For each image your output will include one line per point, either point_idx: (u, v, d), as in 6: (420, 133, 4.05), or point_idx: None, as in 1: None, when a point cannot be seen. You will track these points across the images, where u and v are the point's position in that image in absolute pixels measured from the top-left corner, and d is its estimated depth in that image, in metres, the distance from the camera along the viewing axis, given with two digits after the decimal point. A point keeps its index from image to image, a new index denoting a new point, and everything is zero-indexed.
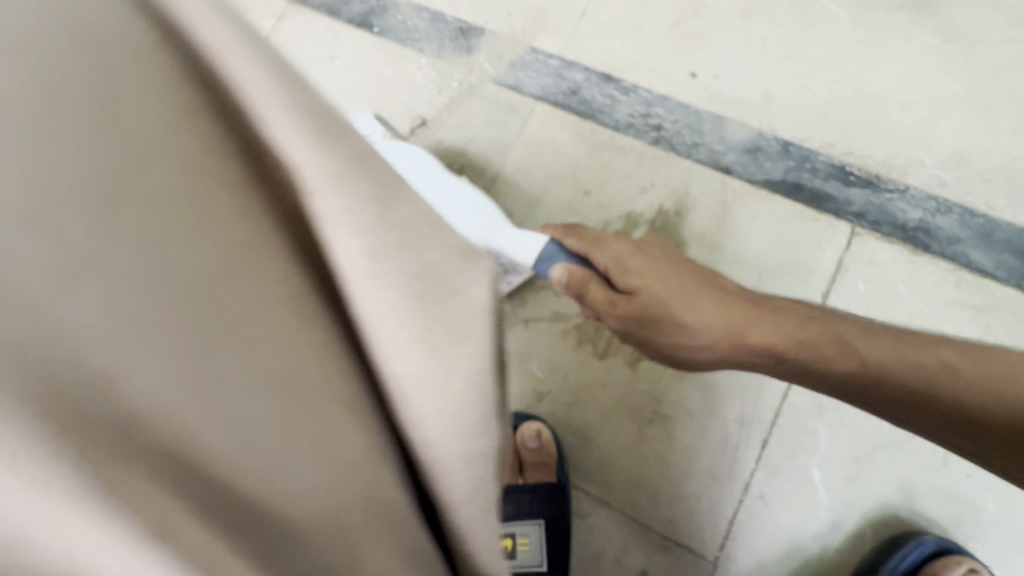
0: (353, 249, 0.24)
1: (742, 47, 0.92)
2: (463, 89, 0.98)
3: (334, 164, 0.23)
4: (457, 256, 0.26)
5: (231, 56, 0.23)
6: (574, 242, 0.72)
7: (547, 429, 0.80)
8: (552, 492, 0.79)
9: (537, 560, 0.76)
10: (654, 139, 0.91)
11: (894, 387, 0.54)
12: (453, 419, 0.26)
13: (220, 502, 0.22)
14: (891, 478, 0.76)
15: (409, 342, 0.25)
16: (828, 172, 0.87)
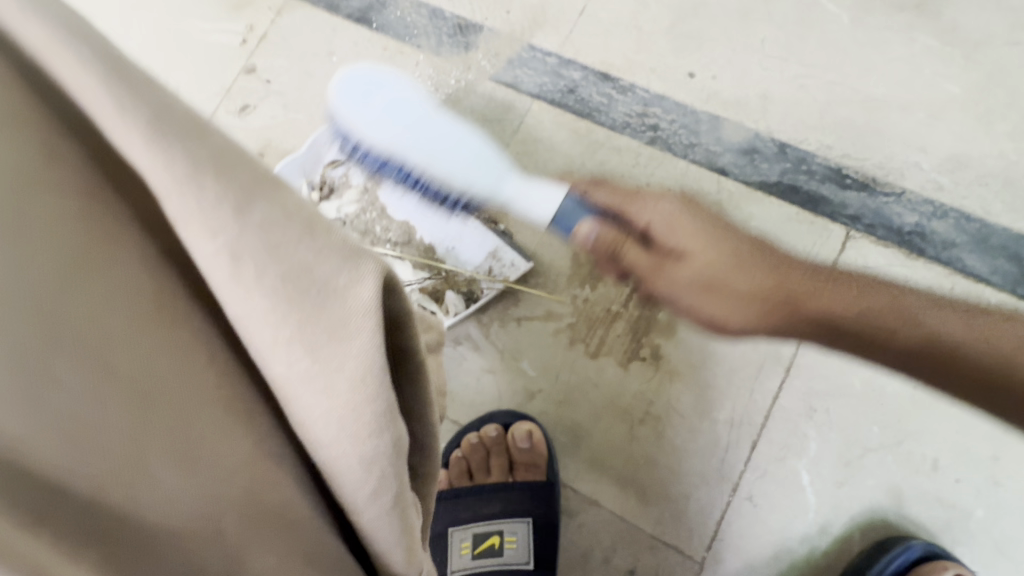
0: (211, 249, 0.23)
1: (741, 47, 0.92)
2: (460, 86, 0.98)
3: (180, 161, 0.23)
4: (338, 249, 0.23)
5: (65, 66, 0.23)
6: (604, 195, 0.63)
7: (538, 430, 0.81)
8: (539, 491, 0.79)
9: (524, 558, 0.77)
10: (650, 139, 0.91)
11: (920, 342, 0.59)
12: (339, 425, 0.25)
13: (61, 512, 0.21)
14: (881, 482, 0.76)
15: (279, 343, 0.24)
16: (824, 175, 0.86)
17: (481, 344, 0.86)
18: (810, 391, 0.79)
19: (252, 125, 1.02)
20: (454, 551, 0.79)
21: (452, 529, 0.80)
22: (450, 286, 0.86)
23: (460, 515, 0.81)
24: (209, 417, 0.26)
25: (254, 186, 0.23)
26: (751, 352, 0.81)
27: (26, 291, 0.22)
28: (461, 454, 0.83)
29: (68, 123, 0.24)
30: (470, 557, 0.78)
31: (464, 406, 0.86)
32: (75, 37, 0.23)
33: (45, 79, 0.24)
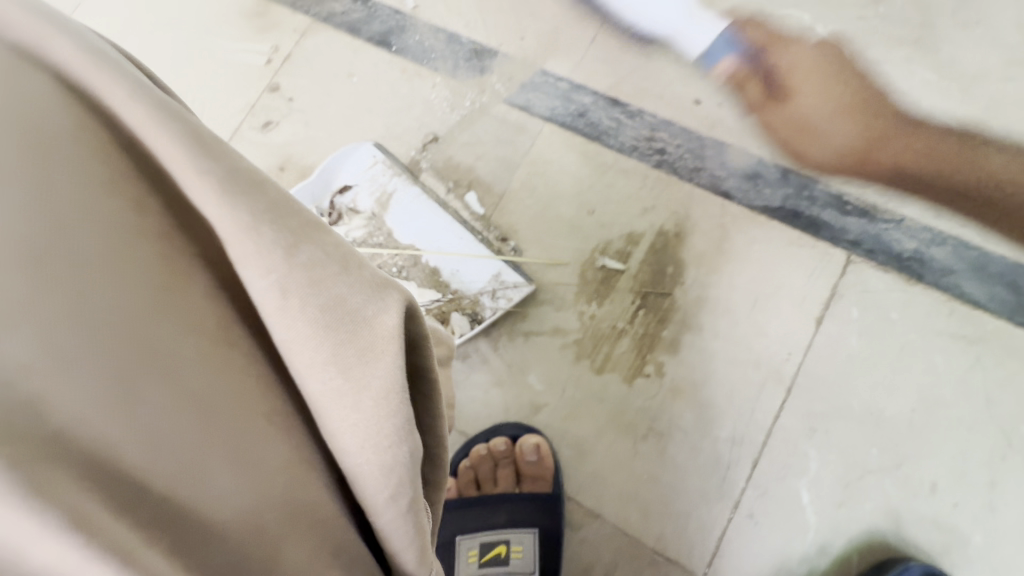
0: (265, 286, 0.28)
1: (745, 77, 0.95)
2: (475, 108, 1.02)
3: (242, 213, 0.28)
4: (369, 286, 0.29)
5: (151, 133, 0.28)
6: None
7: (546, 443, 0.83)
8: (546, 503, 0.81)
9: (529, 568, 0.78)
10: (656, 163, 0.94)
11: None
12: (364, 430, 0.30)
13: (145, 502, 0.25)
14: (879, 504, 0.77)
15: (320, 364, 0.29)
16: (825, 201, 0.89)
17: (490, 357, 0.89)
18: (811, 412, 0.81)
19: (274, 141, 1.06)
20: (461, 560, 0.80)
21: (459, 538, 0.81)
22: (454, 307, 0.90)
23: (467, 524, 0.82)
24: (254, 428, 0.30)
25: (300, 234, 0.29)
26: (753, 371, 0.83)
27: (106, 316, 0.26)
28: (469, 463, 0.85)
29: (145, 179, 0.29)
30: (477, 564, 0.79)
31: (472, 417, 0.88)
32: (150, 105, 0.28)
33: (130, 142, 0.29)
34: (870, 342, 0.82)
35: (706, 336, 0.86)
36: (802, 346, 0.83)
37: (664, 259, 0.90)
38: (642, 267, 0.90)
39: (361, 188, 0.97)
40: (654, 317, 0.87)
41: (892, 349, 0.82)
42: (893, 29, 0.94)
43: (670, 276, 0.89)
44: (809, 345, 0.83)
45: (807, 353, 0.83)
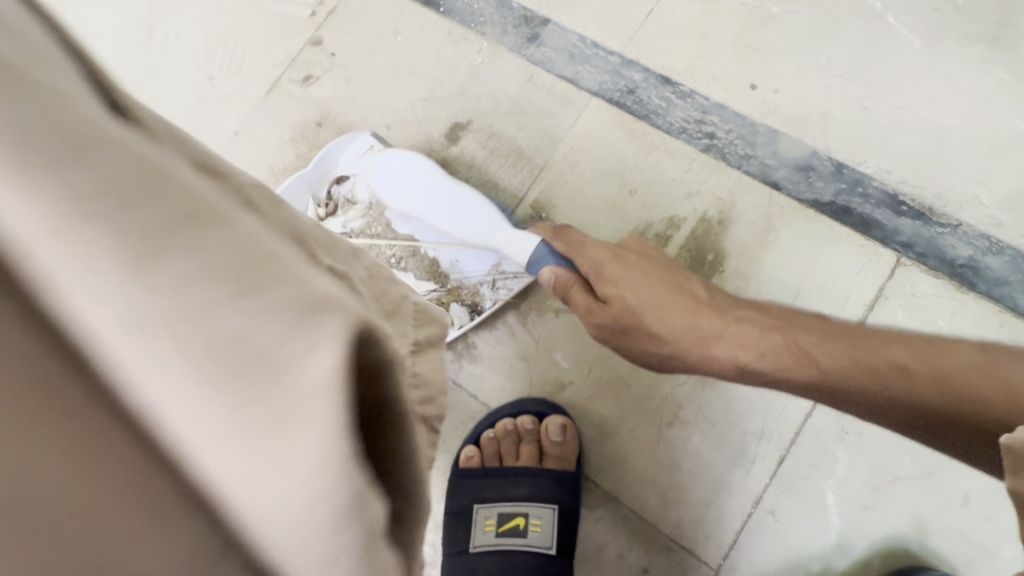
0: (116, 326, 0.19)
1: (807, 64, 0.91)
2: (520, 76, 0.98)
3: (61, 213, 0.19)
4: (288, 312, 0.20)
5: None
6: (560, 244, 0.73)
7: (572, 426, 0.82)
8: (567, 482, 0.81)
9: (545, 542, 0.79)
10: (704, 147, 0.91)
11: (865, 383, 0.58)
12: (281, 534, 0.20)
13: None
14: (906, 512, 0.76)
15: (211, 439, 0.20)
16: (879, 199, 0.85)
17: (517, 331, 0.87)
18: (844, 413, 0.79)
19: (314, 96, 1.04)
20: (478, 527, 0.82)
21: (477, 506, 0.83)
22: (453, 298, 0.87)
23: (486, 494, 0.83)
24: (113, 526, 0.20)
25: (190, 243, 0.20)
26: None
27: None
28: (493, 436, 0.85)
29: None
30: (495, 534, 0.81)
31: (494, 390, 0.87)
32: None
33: None
34: None
35: None
36: None
37: (704, 246, 0.87)
38: (681, 253, 0.87)
39: (358, 179, 0.93)
40: None
41: None
42: (968, 24, 0.89)
43: (709, 264, 0.86)
44: None
45: None
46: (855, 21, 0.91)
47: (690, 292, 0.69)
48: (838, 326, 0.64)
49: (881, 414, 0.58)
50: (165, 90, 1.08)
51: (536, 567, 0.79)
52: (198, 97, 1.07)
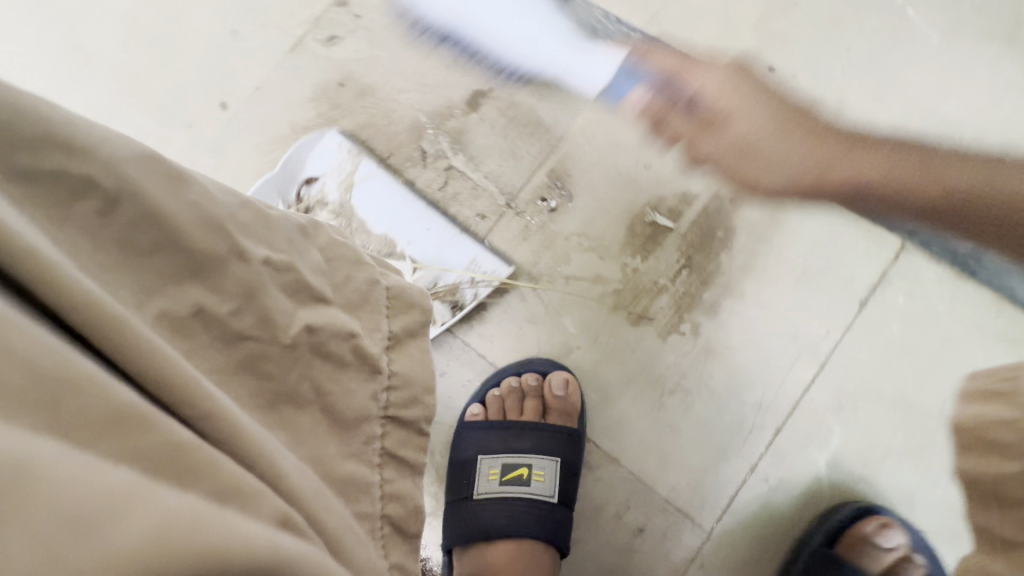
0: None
1: (825, 52, 0.93)
2: (543, 48, 0.99)
3: None
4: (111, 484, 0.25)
5: None
6: (657, 56, 0.95)
7: (575, 381, 0.85)
8: (571, 437, 0.83)
9: (548, 492, 0.80)
10: (721, 127, 0.92)
11: (936, 195, 0.83)
12: None
13: None
14: (892, 485, 0.79)
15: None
16: (887, 188, 0.86)
17: (527, 295, 0.89)
18: (841, 390, 0.81)
19: (335, 55, 1.04)
20: (481, 476, 0.82)
21: (481, 457, 0.83)
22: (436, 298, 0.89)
23: (491, 445, 0.84)
24: None
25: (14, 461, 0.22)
26: (788, 343, 0.83)
27: None
28: (499, 394, 0.86)
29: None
30: (498, 483, 0.81)
31: (502, 351, 0.89)
32: None
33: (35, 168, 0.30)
34: (913, 331, 0.82)
35: (745, 304, 0.86)
36: (843, 326, 0.83)
37: (715, 222, 0.89)
38: (693, 228, 0.89)
39: (328, 177, 0.97)
40: (697, 278, 0.87)
41: (931, 340, 0.82)
42: (985, 22, 0.90)
43: (719, 240, 0.88)
44: (849, 325, 0.83)
45: (845, 333, 0.83)
46: (876, 12, 0.92)
47: (804, 126, 0.91)
48: (932, 151, 0.88)
49: (941, 220, 0.83)
50: (185, 41, 1.08)
51: (537, 516, 0.79)
52: (220, 50, 1.07)
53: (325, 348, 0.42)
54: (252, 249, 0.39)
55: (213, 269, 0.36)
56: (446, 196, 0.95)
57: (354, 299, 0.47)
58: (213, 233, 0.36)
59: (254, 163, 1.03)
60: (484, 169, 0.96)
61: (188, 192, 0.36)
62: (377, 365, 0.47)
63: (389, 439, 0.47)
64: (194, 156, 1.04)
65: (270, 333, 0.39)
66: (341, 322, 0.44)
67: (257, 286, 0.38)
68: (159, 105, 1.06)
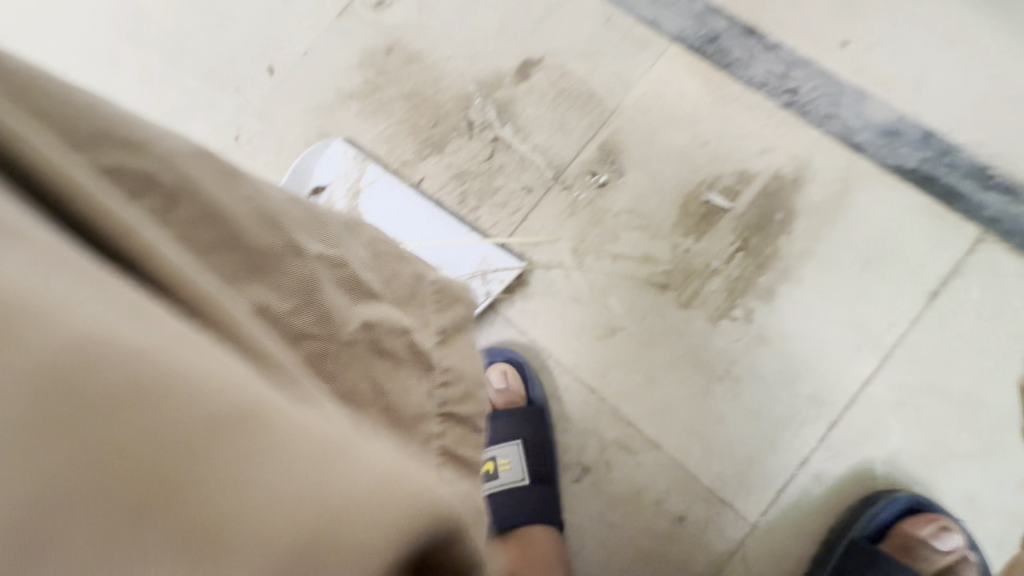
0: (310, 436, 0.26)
1: (904, 23, 0.86)
2: (598, 16, 0.95)
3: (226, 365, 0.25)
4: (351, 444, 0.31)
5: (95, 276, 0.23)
6: None
7: (510, 367, 0.85)
8: (529, 416, 0.82)
9: (518, 475, 0.80)
10: (786, 103, 0.87)
11: None
12: None
13: None
14: (959, 490, 0.74)
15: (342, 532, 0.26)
16: (966, 171, 0.81)
17: (573, 273, 0.87)
18: (904, 385, 0.77)
19: (384, 21, 1.02)
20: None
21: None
22: None
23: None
24: None
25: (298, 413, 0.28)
26: (849, 333, 0.79)
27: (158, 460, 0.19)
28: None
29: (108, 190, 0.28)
30: None
31: (543, 329, 0.86)
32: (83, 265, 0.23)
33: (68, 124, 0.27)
34: (987, 326, 0.77)
35: (803, 290, 0.81)
36: (909, 318, 0.78)
37: (774, 203, 0.85)
38: (750, 209, 0.85)
39: (335, 185, 0.94)
40: (753, 261, 0.83)
41: (1005, 337, 0.76)
42: None
43: (778, 223, 0.84)
44: (916, 318, 0.78)
45: (911, 326, 0.78)
46: None
47: None
48: None
49: None
50: (237, 5, 1.07)
51: (522, 501, 0.79)
52: (269, 14, 1.06)
53: (381, 343, 0.39)
54: (307, 244, 0.37)
55: (274, 264, 0.34)
56: (492, 167, 0.93)
57: (401, 293, 0.44)
58: (271, 229, 0.35)
59: (298, 130, 1.02)
60: (532, 141, 0.93)
61: (240, 190, 0.34)
62: (431, 360, 0.44)
63: (448, 436, 0.43)
64: (240, 122, 1.03)
65: (329, 331, 0.36)
66: (395, 317, 0.41)
67: (315, 285, 0.36)
68: (208, 69, 1.06)
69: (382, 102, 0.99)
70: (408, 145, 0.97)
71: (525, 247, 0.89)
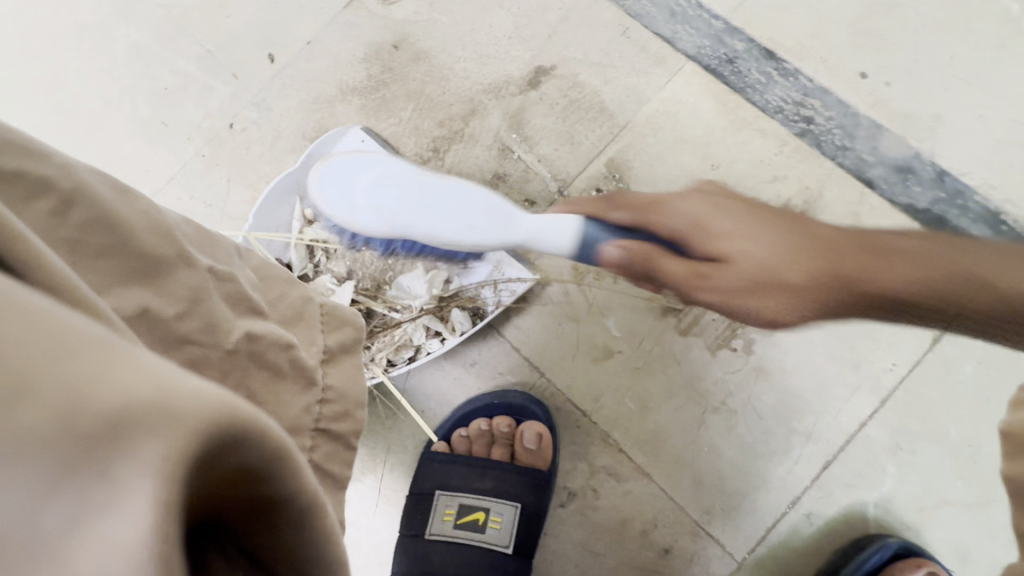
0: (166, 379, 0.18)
1: (927, 60, 0.84)
2: (614, 28, 0.92)
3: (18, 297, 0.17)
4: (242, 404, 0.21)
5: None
6: (622, 215, 0.62)
7: (548, 434, 0.81)
8: (536, 484, 0.79)
9: (503, 541, 0.78)
10: (800, 131, 0.85)
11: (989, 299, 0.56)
12: None
13: None
14: (948, 537, 0.73)
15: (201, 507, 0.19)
16: (978, 216, 0.80)
17: (571, 290, 0.84)
18: (902, 428, 0.75)
19: (393, 16, 0.98)
20: (436, 516, 0.79)
21: (439, 493, 0.80)
22: (454, 302, 0.81)
23: (450, 481, 0.80)
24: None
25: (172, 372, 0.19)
26: (850, 372, 0.77)
27: None
28: (465, 434, 0.84)
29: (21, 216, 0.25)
30: (452, 525, 0.79)
31: (538, 346, 0.84)
32: None
33: None
34: (987, 374, 0.75)
35: None
36: (910, 360, 0.77)
37: None
38: None
39: None
40: None
41: (1008, 388, 0.75)
42: None
43: None
44: (918, 360, 0.76)
45: (913, 369, 0.76)
46: (989, 21, 0.83)
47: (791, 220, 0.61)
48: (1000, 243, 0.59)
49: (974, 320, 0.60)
50: None
51: (489, 563, 0.78)
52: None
53: (263, 356, 0.36)
54: (198, 256, 0.35)
55: (165, 272, 0.32)
56: (496, 176, 0.90)
57: (287, 313, 0.43)
58: (164, 241, 0.33)
59: (296, 122, 0.98)
60: (539, 152, 0.90)
61: (135, 206, 0.33)
62: (313, 376, 0.41)
63: (318, 451, 0.40)
64: (235, 109, 0.99)
65: (214, 339, 0.33)
66: (279, 332, 0.39)
67: (204, 292, 0.34)
68: (205, 52, 1.01)
69: (385, 100, 0.95)
70: (409, 146, 0.93)
71: None
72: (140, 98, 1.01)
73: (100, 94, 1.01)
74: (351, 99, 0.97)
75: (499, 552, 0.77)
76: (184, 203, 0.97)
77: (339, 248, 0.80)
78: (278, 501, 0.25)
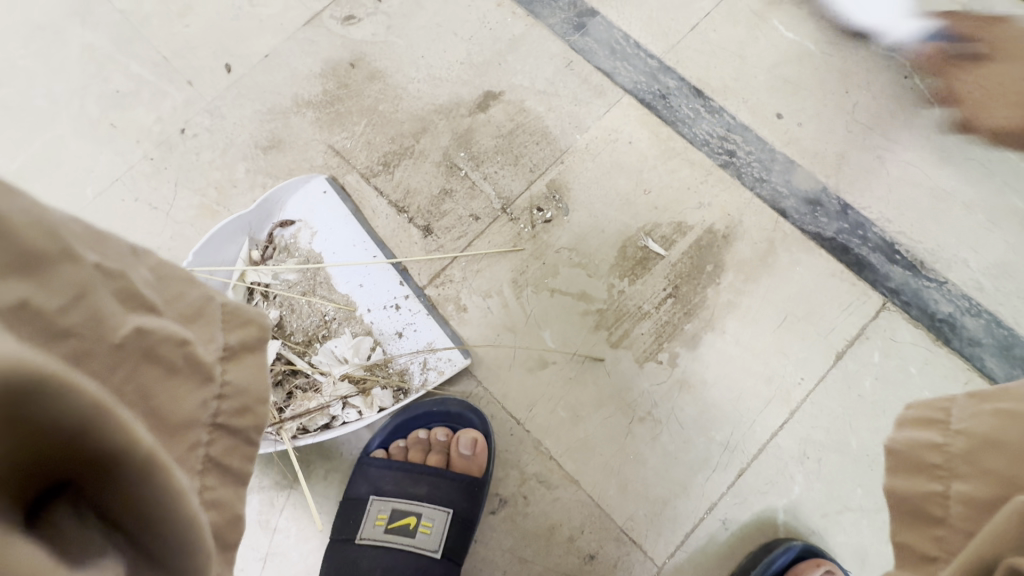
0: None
1: (831, 105, 0.94)
2: (559, 61, 0.99)
3: None
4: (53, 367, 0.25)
5: None
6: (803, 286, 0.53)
7: (483, 441, 0.83)
8: (471, 490, 0.80)
9: (432, 546, 0.78)
10: (723, 162, 0.93)
11: None
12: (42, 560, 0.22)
13: None
14: (848, 542, 0.78)
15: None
16: (877, 244, 0.88)
17: (510, 303, 0.88)
18: (808, 439, 0.81)
19: (352, 36, 1.02)
20: (368, 519, 0.79)
21: (373, 498, 0.80)
22: (376, 381, 0.84)
23: (385, 486, 0.81)
24: None
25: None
26: (763, 385, 0.83)
27: None
28: (404, 444, 0.86)
29: None
30: (383, 529, 0.78)
31: (478, 356, 0.86)
32: None
33: None
34: (882, 389, 0.83)
35: (726, 340, 0.85)
36: (816, 375, 0.83)
37: (704, 256, 0.89)
38: (682, 258, 0.89)
39: (308, 225, 0.91)
40: (681, 309, 0.87)
41: (901, 402, 0.82)
42: (986, 100, 0.92)
43: (707, 274, 0.88)
44: (822, 376, 0.83)
45: (818, 384, 0.83)
46: (885, 77, 0.94)
47: None
48: None
49: None
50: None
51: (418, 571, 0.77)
52: (233, 13, 1.05)
53: (153, 350, 0.34)
54: (82, 249, 0.31)
55: (45, 265, 0.29)
56: (442, 191, 0.94)
57: (185, 312, 0.38)
58: (46, 235, 0.29)
59: (249, 130, 0.99)
60: (484, 171, 0.94)
61: (15, 198, 0.28)
62: (212, 370, 0.38)
63: (216, 446, 0.38)
64: (188, 114, 1.00)
65: (97, 332, 0.31)
66: (174, 327, 0.35)
67: (90, 288, 0.31)
68: (161, 58, 1.03)
69: (340, 114, 0.99)
70: (360, 160, 0.96)
71: (467, 272, 0.90)
72: (91, 102, 1.00)
73: (48, 93, 1.01)
74: (307, 111, 1.00)
75: (422, 559, 0.77)
76: (127, 205, 0.96)
77: (279, 295, 0.88)
78: (113, 459, 0.26)
